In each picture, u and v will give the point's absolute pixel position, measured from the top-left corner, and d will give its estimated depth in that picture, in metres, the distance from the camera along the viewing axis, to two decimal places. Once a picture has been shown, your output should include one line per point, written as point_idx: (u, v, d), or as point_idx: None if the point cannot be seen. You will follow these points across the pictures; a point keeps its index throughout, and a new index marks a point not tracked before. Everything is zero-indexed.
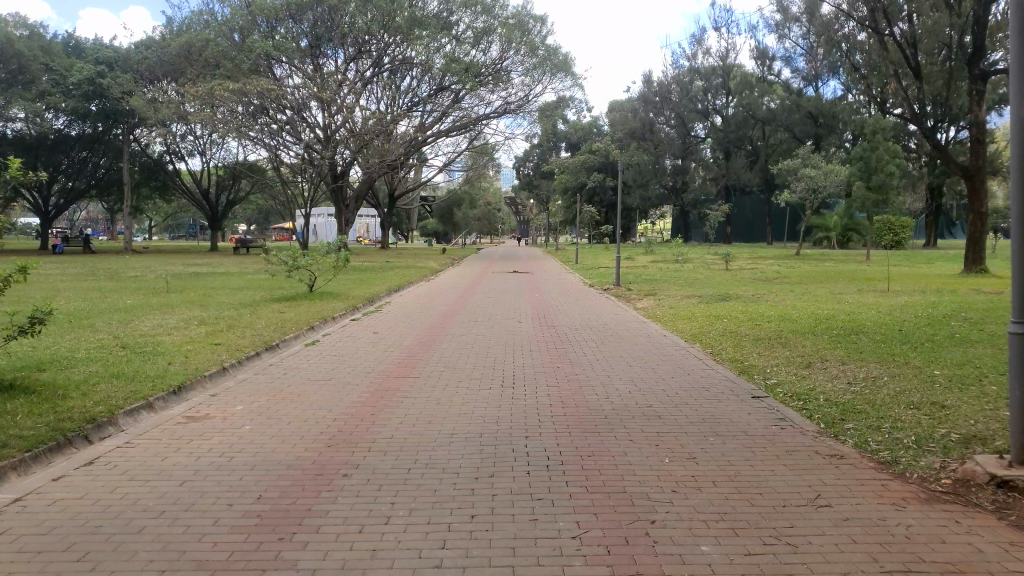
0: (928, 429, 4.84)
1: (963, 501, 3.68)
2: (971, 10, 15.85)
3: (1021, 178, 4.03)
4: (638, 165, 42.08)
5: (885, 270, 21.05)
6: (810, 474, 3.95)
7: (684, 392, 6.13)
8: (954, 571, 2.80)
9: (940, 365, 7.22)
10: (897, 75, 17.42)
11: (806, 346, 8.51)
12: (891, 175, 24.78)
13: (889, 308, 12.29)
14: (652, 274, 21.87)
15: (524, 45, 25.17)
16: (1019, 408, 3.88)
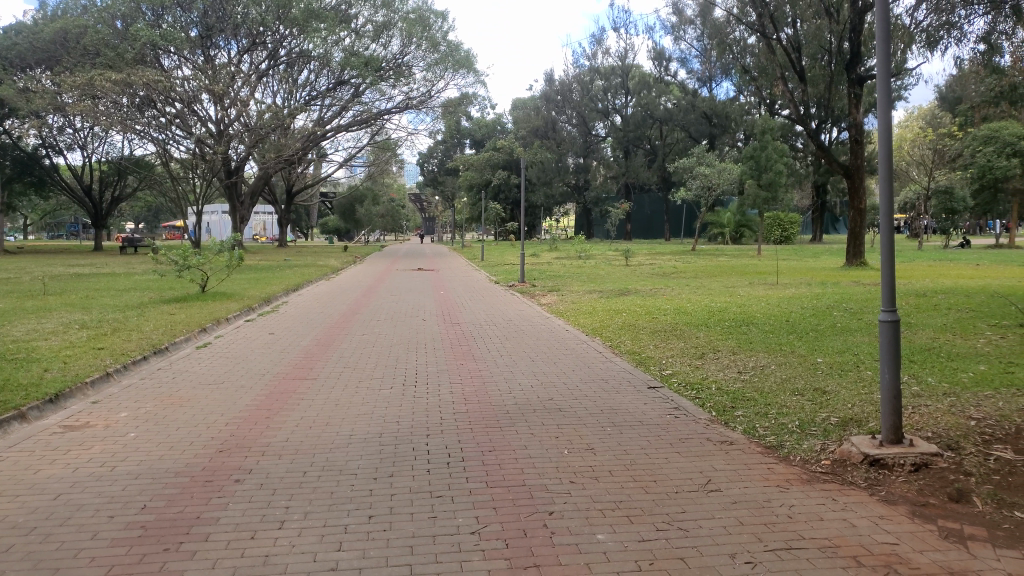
0: (809, 414, 5.12)
1: (840, 480, 3.92)
2: (848, 18, 16.88)
3: (887, 176, 4.31)
4: (541, 163, 42.39)
5: (774, 265, 22.06)
6: (701, 461, 4.12)
7: (585, 385, 6.26)
8: (831, 546, 2.98)
9: (823, 353, 7.63)
10: (784, 78, 18.36)
11: (700, 338, 8.84)
12: (780, 174, 26.11)
13: (776, 300, 12.95)
14: (555, 270, 22.19)
15: (425, 40, 25.13)
16: (889, 391, 4.15)
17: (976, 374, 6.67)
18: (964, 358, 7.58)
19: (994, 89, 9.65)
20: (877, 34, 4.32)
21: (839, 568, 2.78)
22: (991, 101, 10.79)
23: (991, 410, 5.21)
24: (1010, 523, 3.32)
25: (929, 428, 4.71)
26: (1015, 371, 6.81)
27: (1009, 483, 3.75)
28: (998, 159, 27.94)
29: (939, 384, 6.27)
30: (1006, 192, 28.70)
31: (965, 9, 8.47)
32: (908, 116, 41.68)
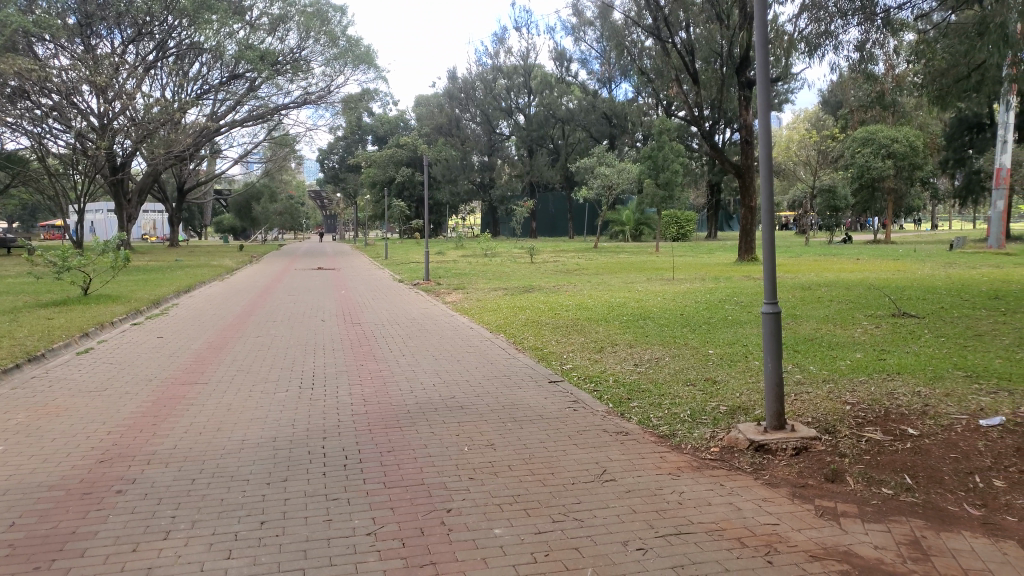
0: (700, 403, 5.34)
1: (727, 466, 4.10)
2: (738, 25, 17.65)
3: (768, 176, 4.53)
4: (447, 161, 42.42)
5: (670, 261, 22.79)
6: (597, 451, 4.22)
7: (488, 382, 6.28)
8: (717, 529, 3.11)
9: (714, 345, 7.97)
10: (678, 80, 19.14)
11: (599, 333, 9.06)
12: (676, 173, 27.04)
13: (673, 295, 13.38)
14: (460, 268, 22.15)
15: (324, 34, 24.80)
16: (773, 379, 4.37)
17: (852, 361, 7.14)
18: (843, 347, 8.07)
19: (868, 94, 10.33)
20: (757, 42, 4.55)
21: (726, 549, 2.91)
22: (867, 105, 11.55)
23: (863, 395, 5.59)
24: (877, 499, 3.57)
25: (809, 413, 5.00)
26: (887, 358, 7.33)
27: (878, 462, 4.03)
28: (874, 160, 29.89)
29: (819, 371, 6.68)
30: (882, 192, 30.72)
31: (841, 20, 9.02)
32: (793, 119, 43.94)
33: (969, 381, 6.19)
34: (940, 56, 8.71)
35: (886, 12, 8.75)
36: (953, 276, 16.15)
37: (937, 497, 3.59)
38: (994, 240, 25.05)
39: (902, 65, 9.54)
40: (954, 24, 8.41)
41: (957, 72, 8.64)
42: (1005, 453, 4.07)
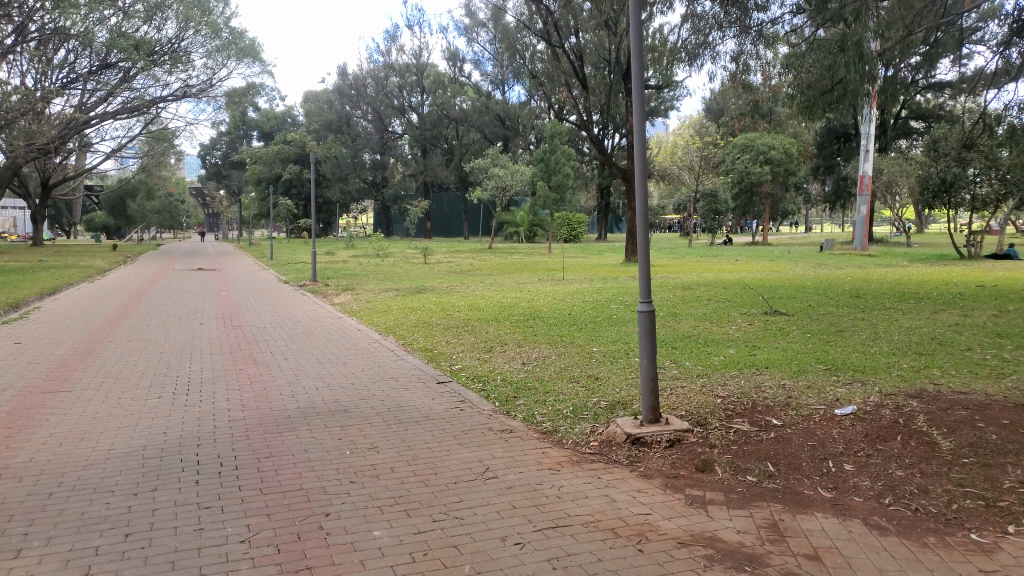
0: (583, 399, 5.49)
1: (605, 459, 4.25)
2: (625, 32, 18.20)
3: (643, 181, 4.74)
4: (336, 158, 41.20)
5: (560, 263, 23.22)
6: (481, 450, 4.27)
7: (374, 384, 6.24)
8: (593, 520, 3.22)
9: (598, 342, 8.23)
10: (568, 84, 19.68)
11: (489, 333, 9.14)
12: (567, 177, 27.47)
13: (563, 294, 13.67)
14: (350, 268, 21.83)
15: (205, 25, 23.90)
16: (649, 374, 4.54)
17: (725, 357, 7.52)
18: (717, 343, 8.48)
19: (745, 102, 10.91)
20: (632, 52, 4.72)
21: (599, 540, 3.02)
22: (745, 115, 12.28)
23: (733, 388, 5.91)
24: (742, 486, 3.80)
25: (682, 407, 5.24)
26: (756, 353, 7.78)
27: (744, 451, 4.28)
28: (753, 166, 31.54)
29: (694, 366, 7.01)
30: (760, 196, 32.82)
31: (718, 32, 9.49)
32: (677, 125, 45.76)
33: (829, 373, 6.65)
34: (807, 71, 9.17)
35: (758, 27, 9.30)
36: (821, 276, 17.22)
37: (796, 482, 3.85)
38: (858, 242, 26.97)
39: (775, 76, 10.14)
40: (819, 40, 8.97)
41: (820, 85, 9.07)
42: (855, 439, 4.42)
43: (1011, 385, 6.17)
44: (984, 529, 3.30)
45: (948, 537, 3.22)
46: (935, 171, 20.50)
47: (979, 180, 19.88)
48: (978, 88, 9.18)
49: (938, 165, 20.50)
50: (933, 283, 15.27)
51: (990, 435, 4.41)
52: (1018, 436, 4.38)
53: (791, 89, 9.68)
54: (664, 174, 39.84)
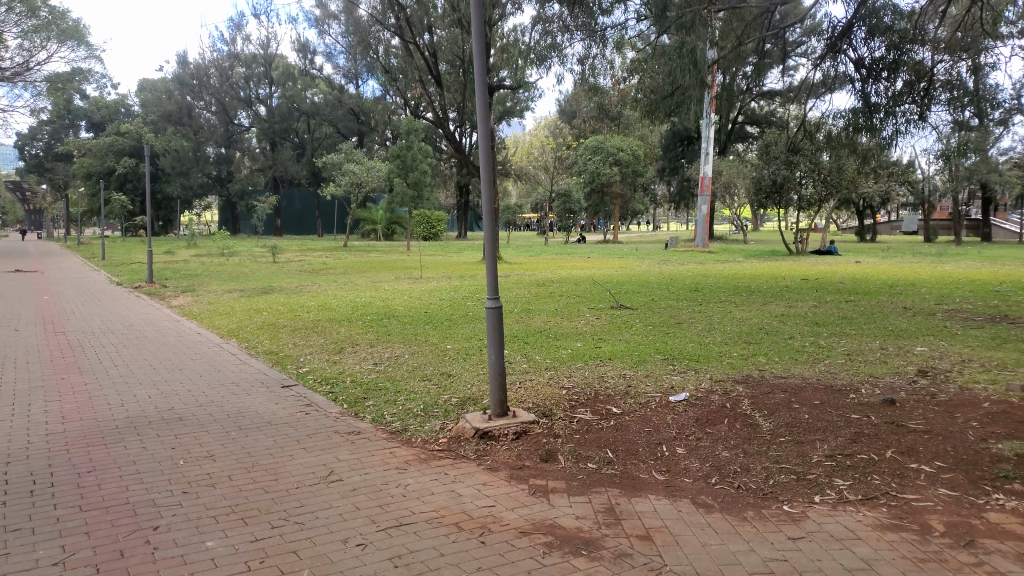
0: (432, 397, 5.50)
1: (453, 455, 4.29)
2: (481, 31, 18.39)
3: (489, 179, 4.80)
4: (177, 151, 38.30)
5: (417, 260, 23.10)
6: (325, 453, 4.19)
7: (212, 390, 5.94)
8: (438, 516, 3.25)
9: (452, 339, 8.29)
10: (422, 81, 19.67)
11: (341, 333, 8.97)
12: (424, 174, 27.23)
13: (417, 293, 13.59)
14: (192, 268, 20.64)
15: (21, 3, 21.75)
16: (496, 369, 4.62)
17: (572, 350, 7.78)
18: (566, 337, 8.75)
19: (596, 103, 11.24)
20: (474, 54, 4.78)
21: (444, 535, 3.05)
22: (595, 116, 12.69)
23: (578, 380, 6.14)
24: (583, 474, 3.95)
25: (530, 400, 5.36)
26: (602, 346, 8.11)
27: (586, 440, 4.45)
28: (604, 167, 32.78)
29: (544, 360, 7.21)
30: (611, 196, 34.31)
31: (565, 35, 9.74)
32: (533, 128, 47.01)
33: (666, 363, 7.05)
34: (650, 78, 9.85)
35: (603, 31, 9.64)
36: (664, 272, 18.10)
37: (633, 466, 4.06)
38: (699, 239, 28.65)
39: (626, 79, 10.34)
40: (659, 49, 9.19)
41: (662, 90, 9.81)
42: (686, 424, 4.72)
43: (824, 369, 6.83)
44: (794, 500, 3.63)
45: (763, 509, 3.52)
46: (766, 174, 22.16)
47: (805, 182, 21.81)
48: (802, 99, 9.95)
49: (770, 168, 22.11)
50: (765, 278, 16.51)
51: (803, 415, 4.85)
52: (826, 415, 4.86)
53: (636, 93, 10.38)
54: (521, 173, 40.67)
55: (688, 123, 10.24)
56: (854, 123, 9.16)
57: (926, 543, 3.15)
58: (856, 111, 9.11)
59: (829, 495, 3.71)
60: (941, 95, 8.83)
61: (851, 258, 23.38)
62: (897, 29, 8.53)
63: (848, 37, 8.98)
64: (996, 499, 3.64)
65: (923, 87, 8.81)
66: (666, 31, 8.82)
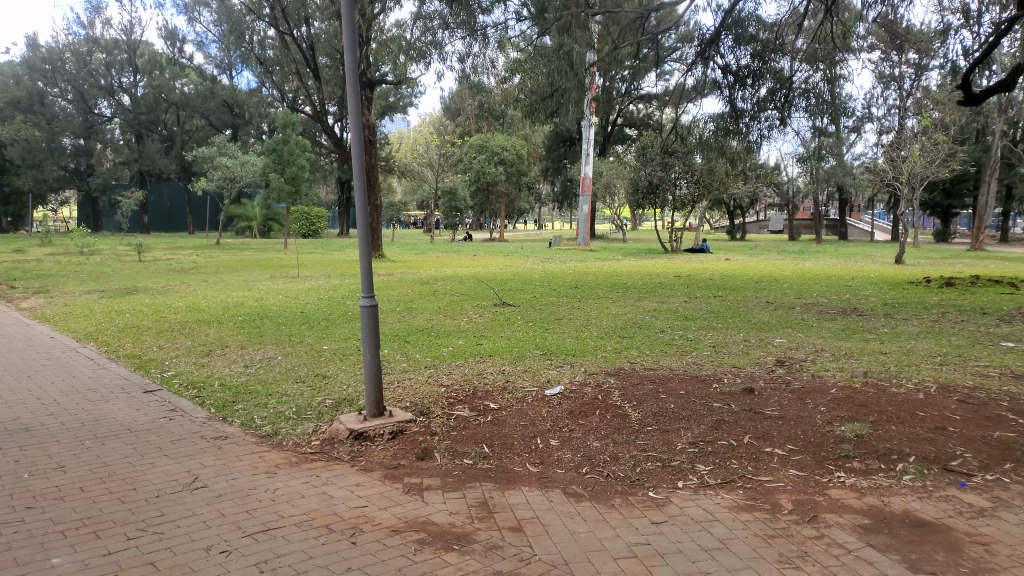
0: (306, 399, 5.38)
1: (327, 457, 4.21)
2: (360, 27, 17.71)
3: (363, 176, 4.73)
4: (27, 141, 33.57)
5: (294, 258, 22.48)
6: (190, 460, 4.01)
7: (64, 398, 5.55)
8: (306, 519, 3.19)
9: (329, 340, 8.11)
10: (299, 74, 19.22)
11: (210, 335, 8.59)
12: (302, 169, 26.39)
13: (294, 292, 13.22)
14: (45, 268, 19.14)
15: None
16: (372, 368, 4.56)
17: (452, 348, 7.80)
18: (447, 335, 8.76)
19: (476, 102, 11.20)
20: (347, 50, 4.70)
21: (313, 538, 2.99)
22: (478, 115, 12.76)
23: (456, 377, 6.17)
24: (458, 469, 3.98)
25: (407, 399, 5.33)
26: (483, 342, 8.18)
27: (462, 436, 4.48)
28: (488, 166, 33.02)
29: (423, 358, 7.19)
30: (496, 194, 34.64)
31: (446, 32, 9.74)
32: (419, 127, 46.89)
33: (544, 358, 7.20)
34: (530, 78, 9.90)
35: (483, 29, 9.68)
36: (547, 270, 18.45)
37: (507, 460, 4.13)
38: (581, 238, 29.36)
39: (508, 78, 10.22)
40: (541, 49, 9.23)
41: (542, 91, 9.96)
42: (560, 416, 4.84)
43: (691, 360, 7.18)
44: (659, 485, 3.81)
45: (630, 496, 3.66)
46: (643, 175, 23.02)
47: (680, 182, 22.81)
48: (675, 102, 10.37)
49: (646, 169, 22.99)
50: (641, 275, 17.12)
51: (670, 404, 5.08)
52: (690, 404, 5.11)
53: (517, 93, 10.46)
54: (405, 170, 40.38)
55: (567, 123, 10.45)
56: (722, 127, 9.74)
57: (775, 520, 3.38)
58: (724, 116, 9.68)
59: (691, 479, 3.91)
60: (800, 102, 9.43)
61: (720, 256, 24.66)
62: (760, 39, 9.15)
63: (716, 44, 9.52)
64: (838, 477, 3.96)
65: (783, 93, 9.43)
66: (546, 32, 9.01)
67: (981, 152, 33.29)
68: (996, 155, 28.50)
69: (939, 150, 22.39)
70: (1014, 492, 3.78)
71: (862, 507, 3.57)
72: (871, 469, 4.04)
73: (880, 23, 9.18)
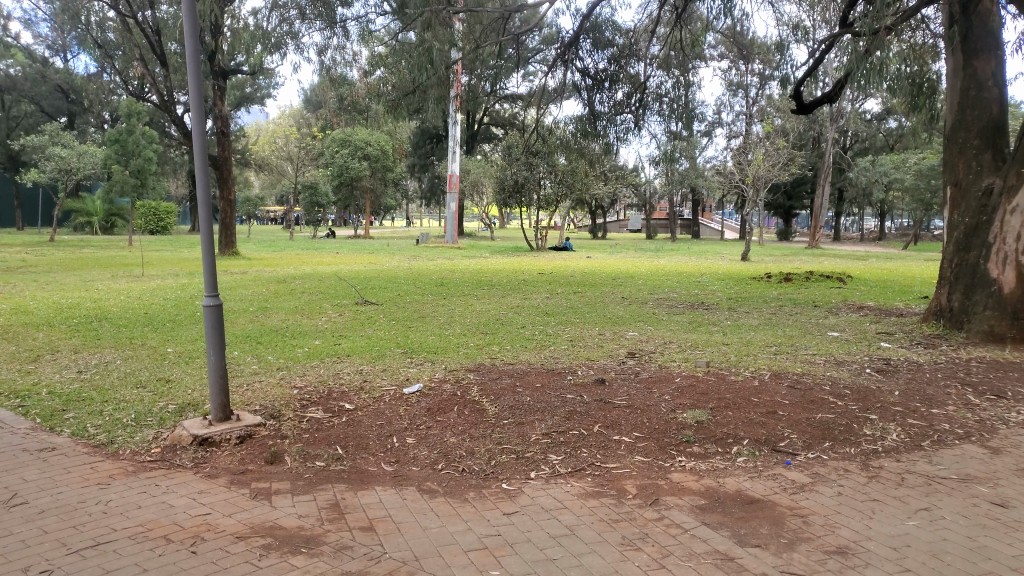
0: (146, 405, 5.07)
1: (168, 465, 3.99)
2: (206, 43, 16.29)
3: (205, 170, 4.52)
4: None
5: (139, 256, 21.05)
6: (10, 475, 3.69)
7: None
8: (142, 531, 3.02)
9: (174, 343, 7.67)
10: (144, 60, 18.20)
11: (38, 339, 7.89)
12: (149, 161, 24.73)
13: (137, 292, 12.40)
14: None
15: None
16: (218, 371, 4.37)
17: (309, 348, 7.61)
18: (304, 335, 8.52)
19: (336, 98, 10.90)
20: (189, 37, 4.46)
21: (148, 550, 2.84)
22: (340, 108, 12.48)
23: (312, 378, 6.02)
24: (310, 472, 3.89)
25: (258, 401, 5.15)
26: (341, 342, 8.02)
27: (314, 438, 4.38)
28: (352, 161, 32.38)
29: (277, 360, 6.96)
30: (360, 190, 33.98)
31: (301, 23, 9.45)
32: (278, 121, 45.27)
33: (404, 356, 7.16)
34: (392, 73, 9.79)
35: (342, 21, 9.46)
36: (413, 267, 18.34)
37: (362, 461, 4.07)
38: (447, 236, 29.31)
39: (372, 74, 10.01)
40: (403, 44, 9.17)
41: (404, 87, 9.84)
42: (418, 414, 4.83)
43: (548, 355, 7.37)
44: (512, 478, 3.89)
45: (483, 489, 3.72)
46: (509, 174, 23.38)
47: (543, 182, 23.31)
48: (538, 104, 10.51)
49: (511, 168, 23.34)
50: (505, 273, 17.35)
51: (525, 398, 5.19)
52: (545, 397, 5.24)
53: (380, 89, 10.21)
54: (263, 163, 38.85)
55: (430, 120, 10.41)
56: (581, 128, 10.01)
57: (620, 505, 3.54)
58: (582, 118, 9.97)
59: (544, 469, 4.03)
60: (654, 106, 9.87)
61: (582, 254, 25.37)
62: (616, 44, 9.49)
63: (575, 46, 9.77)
64: (679, 461, 4.20)
65: (637, 97, 9.82)
66: (408, 26, 8.94)
67: (815, 157, 36.17)
68: (829, 160, 31.04)
69: (780, 154, 24.15)
70: (830, 468, 4.15)
71: (699, 488, 3.82)
72: (709, 453, 4.31)
73: (728, 33, 9.77)
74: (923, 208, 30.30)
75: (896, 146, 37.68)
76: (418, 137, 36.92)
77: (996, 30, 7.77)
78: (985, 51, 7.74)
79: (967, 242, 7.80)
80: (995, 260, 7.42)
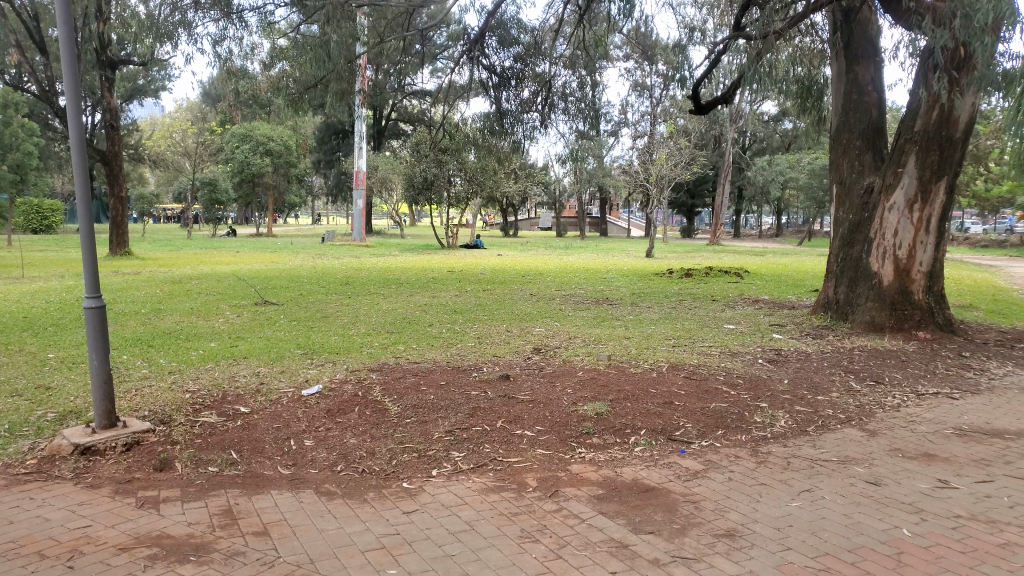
0: (22, 414, 4.76)
1: (45, 476, 3.76)
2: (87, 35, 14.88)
3: (83, 165, 4.27)
4: None
5: (20, 256, 19.69)
6: None
7: None
8: (13, 548, 2.84)
9: (55, 348, 7.23)
10: (21, 47, 16.85)
11: None
12: (29, 155, 23.14)
13: (15, 295, 11.58)
14: None
15: None
16: (100, 376, 4.14)
17: (204, 351, 7.33)
18: (199, 337, 8.20)
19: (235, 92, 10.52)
20: (61, 22, 4.19)
21: (19, 568, 2.69)
22: (240, 102, 12.02)
23: (205, 381, 5.81)
24: (202, 478, 3.75)
25: (146, 407, 4.92)
26: (238, 344, 7.75)
27: (207, 443, 4.22)
28: (253, 156, 31.26)
29: (168, 363, 6.66)
30: (262, 185, 32.87)
31: (195, 12, 9.06)
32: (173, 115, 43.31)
33: (304, 358, 6.99)
34: (293, 67, 9.47)
35: (238, 12, 9.13)
36: (318, 267, 17.90)
37: (257, 464, 3.96)
38: (355, 234, 28.78)
39: (273, 67, 9.70)
40: (305, 37, 8.90)
41: (305, 81, 9.58)
42: (317, 416, 4.73)
43: (454, 353, 7.35)
44: (413, 476, 3.87)
45: (383, 489, 3.68)
46: (418, 172, 23.12)
47: (451, 180, 23.20)
48: (445, 100, 10.45)
49: (420, 165, 23.09)
50: (413, 270, 17.18)
51: (429, 396, 5.17)
52: (449, 394, 5.23)
53: (284, 83, 9.86)
54: (157, 159, 37.07)
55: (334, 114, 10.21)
56: (489, 126, 10.06)
57: (519, 499, 3.58)
58: (490, 116, 9.99)
59: (445, 466, 4.02)
60: (561, 105, 9.99)
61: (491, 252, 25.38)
62: (522, 42, 9.53)
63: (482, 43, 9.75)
64: (579, 453, 4.28)
65: (544, 96, 9.92)
66: (310, 19, 8.67)
67: (716, 156, 37.43)
68: (728, 160, 32.22)
69: (683, 155, 24.83)
70: (722, 455, 4.32)
71: (598, 478, 3.90)
72: (608, 444, 4.41)
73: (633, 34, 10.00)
74: (816, 206, 31.85)
75: (791, 146, 39.49)
76: (323, 132, 36.12)
77: (874, 37, 8.25)
78: (865, 57, 8.21)
79: (851, 237, 8.29)
80: (875, 254, 7.89)
